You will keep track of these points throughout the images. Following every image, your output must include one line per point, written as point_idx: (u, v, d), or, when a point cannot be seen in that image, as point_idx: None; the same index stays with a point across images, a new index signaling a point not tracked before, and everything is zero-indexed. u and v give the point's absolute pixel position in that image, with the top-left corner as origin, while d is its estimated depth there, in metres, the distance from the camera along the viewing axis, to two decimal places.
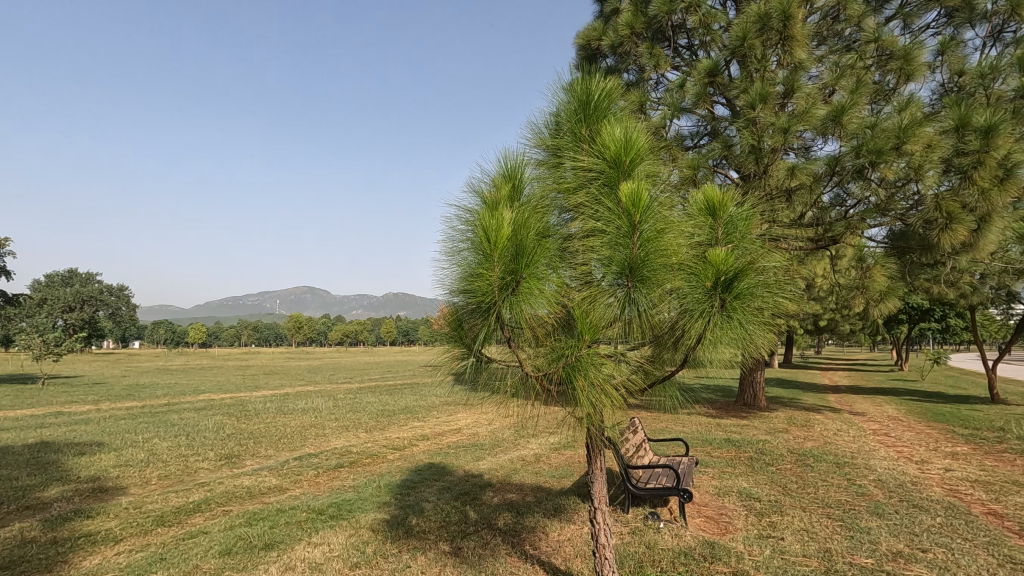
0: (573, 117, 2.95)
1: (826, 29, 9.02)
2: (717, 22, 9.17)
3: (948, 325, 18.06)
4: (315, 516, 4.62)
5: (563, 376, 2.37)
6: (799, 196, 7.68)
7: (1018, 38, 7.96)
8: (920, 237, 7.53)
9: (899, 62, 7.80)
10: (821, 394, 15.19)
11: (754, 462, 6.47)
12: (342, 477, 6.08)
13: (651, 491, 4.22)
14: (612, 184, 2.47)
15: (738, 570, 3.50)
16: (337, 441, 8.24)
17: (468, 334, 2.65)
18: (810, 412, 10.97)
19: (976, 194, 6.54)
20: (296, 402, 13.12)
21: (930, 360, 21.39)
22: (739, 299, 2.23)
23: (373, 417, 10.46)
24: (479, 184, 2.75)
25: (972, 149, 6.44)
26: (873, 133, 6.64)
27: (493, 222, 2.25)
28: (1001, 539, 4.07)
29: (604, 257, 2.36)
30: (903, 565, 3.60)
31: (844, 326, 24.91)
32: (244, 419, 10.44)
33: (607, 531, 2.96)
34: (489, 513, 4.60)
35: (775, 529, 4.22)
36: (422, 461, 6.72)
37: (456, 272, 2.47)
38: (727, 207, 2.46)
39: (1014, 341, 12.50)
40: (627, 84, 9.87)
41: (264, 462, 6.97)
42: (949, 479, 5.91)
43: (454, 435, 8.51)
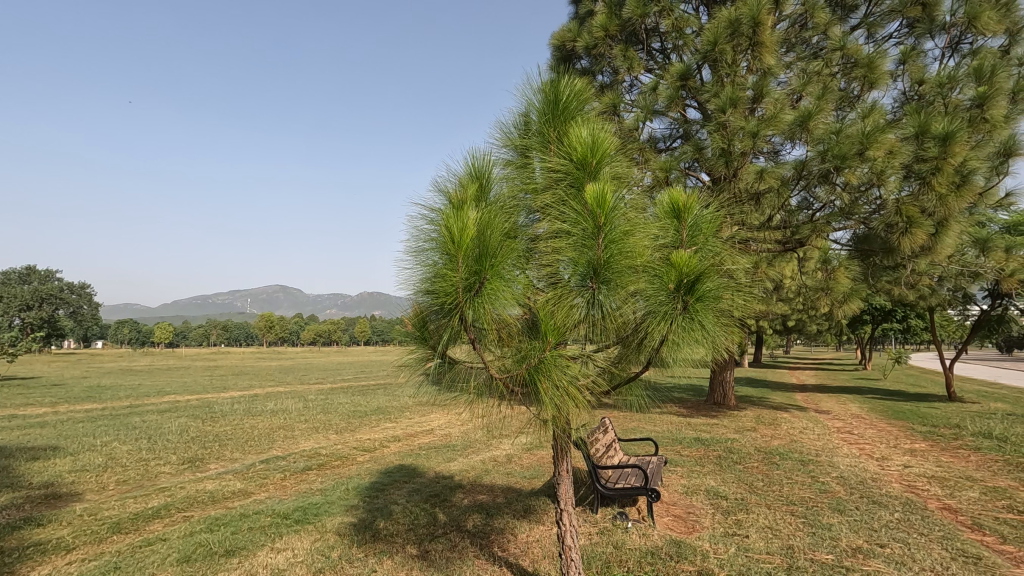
0: (542, 117, 2.94)
1: (794, 36, 9.20)
2: (690, 26, 9.28)
3: (908, 325, 18.69)
4: (279, 521, 4.52)
5: (527, 378, 2.36)
6: (767, 199, 7.84)
7: (975, 50, 8.27)
8: (882, 241, 7.75)
9: (863, 70, 8.02)
10: (788, 393, 15.51)
11: (722, 461, 6.58)
12: (310, 480, 5.96)
13: (620, 491, 4.23)
14: (578, 185, 2.47)
15: (703, 568, 3.53)
16: (305, 443, 8.08)
17: (432, 335, 2.62)
18: (776, 411, 11.24)
19: (934, 199, 6.77)
20: (266, 404, 12.82)
21: (891, 360, 22.10)
22: (701, 301, 2.25)
23: (343, 418, 10.28)
24: (445, 183, 2.73)
25: (931, 156, 6.62)
26: (838, 139, 6.79)
27: (457, 222, 2.22)
28: (955, 533, 4.21)
29: (569, 259, 2.36)
30: (861, 561, 3.68)
31: (810, 326, 25.57)
32: (210, 421, 10.15)
33: (573, 533, 2.96)
34: (458, 515, 4.57)
35: (740, 527, 4.29)
36: (393, 463, 6.65)
37: (420, 273, 2.43)
38: (692, 209, 2.47)
39: (970, 341, 12.96)
40: (601, 86, 9.91)
41: (228, 465, 6.79)
42: (907, 475, 6.11)
43: (426, 436, 8.44)
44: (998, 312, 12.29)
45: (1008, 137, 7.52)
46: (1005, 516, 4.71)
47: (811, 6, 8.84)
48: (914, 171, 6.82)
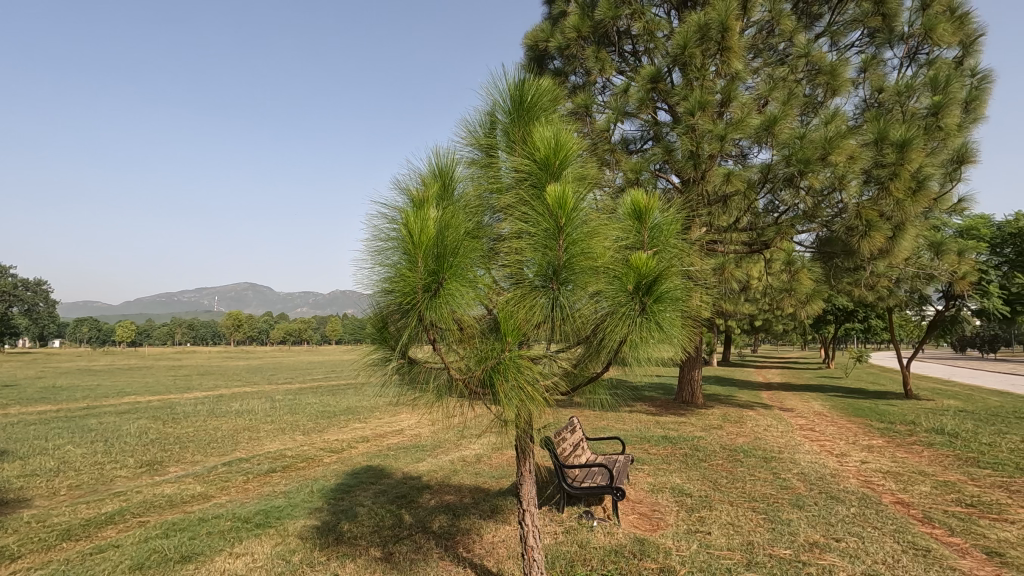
0: (507, 117, 2.93)
1: (761, 42, 9.36)
2: (661, 30, 9.39)
3: (869, 325, 19.34)
4: (239, 525, 4.40)
5: (486, 379, 2.35)
6: (734, 202, 7.99)
7: (931, 60, 8.57)
8: (844, 243, 7.96)
9: (827, 77, 8.25)
10: (755, 391, 15.90)
11: (689, 459, 6.69)
12: (274, 482, 5.84)
13: (586, 490, 4.24)
14: (540, 185, 2.47)
15: (665, 566, 3.57)
16: (271, 445, 7.90)
17: (392, 335, 2.59)
18: (742, 409, 11.49)
19: (892, 204, 7.01)
20: (230, 405, 12.47)
21: (853, 359, 22.84)
22: (658, 302, 2.26)
23: (311, 419, 10.07)
24: (408, 183, 2.72)
25: (890, 162, 6.87)
26: (802, 144, 6.98)
27: (418, 222, 2.19)
28: (906, 527, 4.36)
29: (531, 259, 2.36)
30: (818, 555, 3.78)
31: (777, 326, 26.25)
32: (171, 423, 9.86)
33: (535, 533, 2.97)
34: (424, 516, 4.52)
35: (703, 524, 4.36)
36: (360, 463, 6.55)
37: (380, 273, 2.40)
38: (653, 212, 2.50)
39: (926, 340, 13.45)
40: (574, 87, 9.95)
41: (189, 469, 6.60)
42: (865, 470, 6.31)
43: (396, 436, 8.36)
44: (952, 313, 12.78)
45: (961, 145, 7.86)
46: (954, 509, 4.90)
47: (778, 12, 9.01)
48: (874, 176, 7.06)
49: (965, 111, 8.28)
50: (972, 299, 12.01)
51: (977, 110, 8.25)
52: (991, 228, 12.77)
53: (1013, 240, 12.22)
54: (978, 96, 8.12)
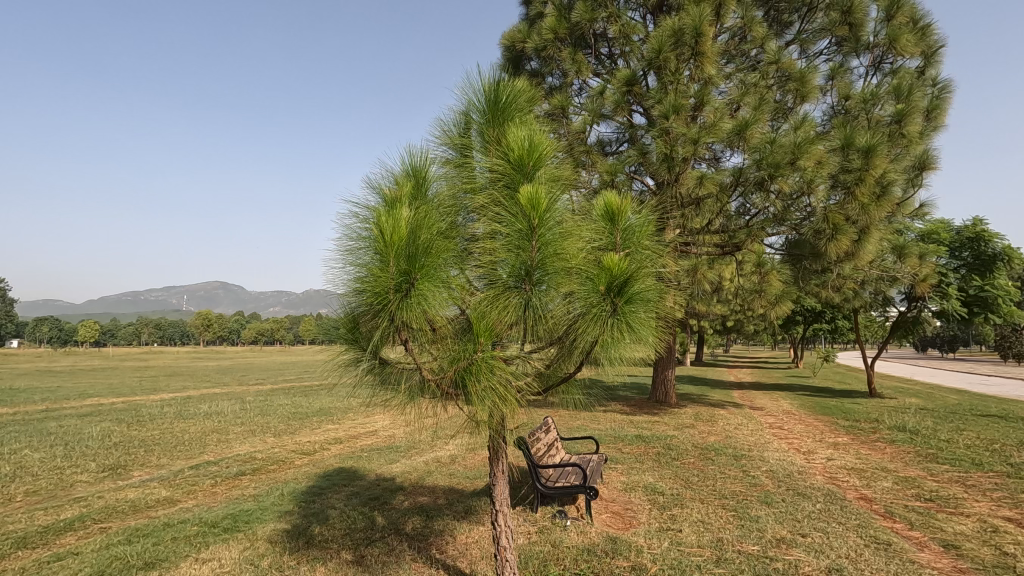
0: (482, 117, 2.92)
1: (733, 48, 9.54)
2: (637, 34, 9.50)
3: (836, 325, 19.87)
4: (207, 530, 4.30)
5: (458, 380, 2.34)
6: (707, 205, 8.12)
7: (895, 70, 8.84)
8: (811, 246, 8.16)
9: (796, 84, 8.44)
10: (727, 390, 16.19)
11: (661, 458, 6.78)
12: (243, 485, 5.71)
13: (560, 490, 4.26)
14: (514, 185, 2.47)
15: (637, 564, 3.60)
16: (240, 447, 7.73)
17: (364, 335, 2.56)
18: (714, 408, 11.69)
19: (858, 208, 7.22)
20: (199, 406, 12.16)
21: (820, 359, 23.45)
22: (630, 303, 2.29)
23: (282, 421, 9.88)
24: (381, 182, 2.69)
25: (856, 167, 7.07)
26: (772, 148, 7.14)
27: (390, 222, 2.17)
28: (868, 521, 4.49)
29: (504, 259, 2.35)
30: (784, 550, 3.87)
31: (748, 326, 26.78)
32: (136, 425, 9.57)
33: (508, 534, 2.97)
34: (398, 518, 4.48)
35: (675, 522, 4.42)
36: (332, 466, 6.46)
37: (352, 274, 2.37)
38: (625, 214, 2.52)
39: (889, 340, 13.88)
40: (551, 88, 10.00)
41: (154, 472, 6.42)
42: (831, 467, 6.48)
43: (369, 438, 8.26)
44: (913, 314, 13.23)
45: (922, 152, 8.14)
46: (914, 504, 5.07)
47: (750, 20, 9.19)
48: (840, 181, 7.26)
49: (927, 119, 8.58)
50: (933, 301, 12.46)
51: (937, 118, 8.55)
52: (951, 232, 13.25)
53: (971, 244, 12.75)
54: (938, 105, 8.42)
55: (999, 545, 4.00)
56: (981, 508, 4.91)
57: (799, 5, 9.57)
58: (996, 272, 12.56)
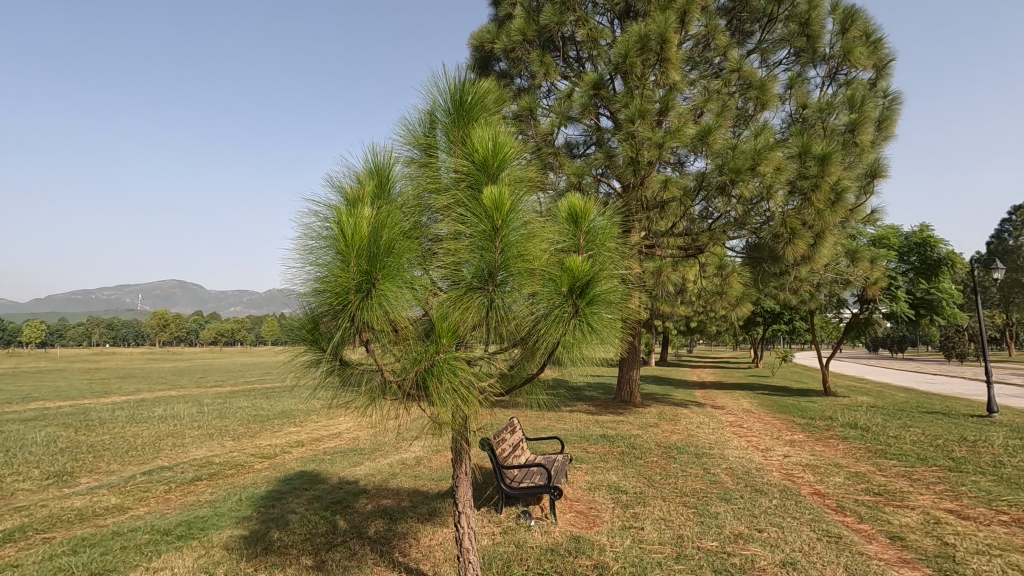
0: (447, 117, 2.90)
1: (697, 55, 9.77)
2: (604, 38, 9.63)
3: (794, 326, 20.55)
4: (158, 538, 4.14)
5: (420, 381, 2.32)
6: (671, 208, 8.27)
7: (849, 81, 9.21)
8: (770, 250, 8.43)
9: (757, 92, 8.69)
10: (689, 390, 16.55)
11: (625, 457, 6.88)
12: (199, 491, 5.52)
13: (524, 490, 4.27)
14: (478, 186, 2.47)
15: (600, 563, 3.64)
16: (196, 452, 7.47)
17: (323, 336, 2.51)
18: (678, 407, 11.93)
19: (814, 214, 7.50)
20: (153, 409, 11.70)
21: (779, 359, 24.20)
22: (591, 305, 2.31)
23: (241, 424, 9.60)
24: (343, 180, 2.66)
25: (812, 174, 7.33)
26: (734, 154, 7.33)
27: (351, 221, 2.14)
28: (821, 516, 4.66)
29: (468, 260, 2.35)
30: (741, 546, 3.97)
31: (711, 327, 27.44)
32: (84, 430, 9.15)
33: (471, 536, 2.96)
34: (360, 522, 4.41)
35: (637, 520, 4.49)
36: (294, 469, 6.32)
37: (312, 274, 2.33)
38: (589, 215, 2.54)
39: (843, 341, 14.43)
40: (519, 90, 10.03)
41: (103, 479, 6.14)
42: (787, 464, 6.70)
43: (332, 440, 8.12)
44: (865, 315, 13.78)
45: (873, 161, 8.51)
46: (863, 498, 5.29)
47: (713, 28, 9.43)
48: (798, 187, 7.51)
49: (878, 129, 8.96)
50: (883, 303, 13.03)
51: (887, 129, 8.95)
52: (900, 237, 13.89)
53: (918, 249, 13.41)
54: (889, 116, 8.81)
55: (940, 536, 4.21)
56: (925, 501, 5.16)
57: (760, 15, 9.85)
58: (941, 276, 13.21)
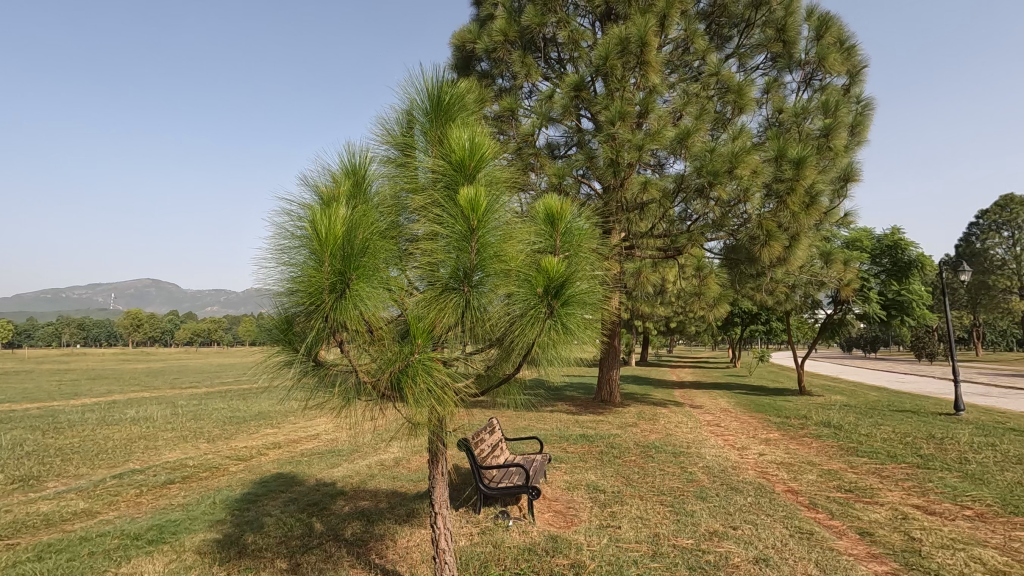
0: (424, 117, 2.89)
1: (677, 58, 9.87)
2: (585, 40, 9.69)
3: (771, 327, 20.93)
4: (128, 543, 4.05)
5: (394, 383, 2.31)
6: (650, 209, 8.35)
7: (824, 86, 9.39)
8: (746, 251, 8.57)
9: (735, 95, 8.82)
10: (668, 389, 16.72)
11: (604, 456, 6.93)
12: (171, 495, 5.42)
13: (502, 490, 4.27)
14: (454, 187, 2.47)
15: (576, 562, 3.66)
16: (169, 454, 7.33)
17: (297, 335, 2.49)
18: (658, 407, 12.05)
19: (789, 216, 7.65)
20: (124, 411, 11.43)
21: (756, 359, 24.60)
22: (566, 305, 2.33)
23: (217, 425, 9.44)
24: (319, 179, 2.65)
25: (787, 177, 7.46)
26: (711, 156, 7.43)
27: (325, 221, 2.13)
28: (794, 513, 4.75)
29: (444, 260, 2.35)
30: (716, 543, 4.03)
31: (690, 327, 27.76)
32: (52, 433, 8.90)
33: (447, 536, 2.95)
34: (336, 524, 4.37)
35: (615, 519, 4.53)
36: (270, 471, 6.23)
37: (285, 274, 2.30)
38: (565, 217, 2.56)
39: (818, 341, 14.72)
40: (501, 90, 10.04)
41: (71, 483, 5.99)
42: (762, 462, 6.82)
43: (310, 442, 8.04)
44: (839, 316, 14.08)
45: (847, 165, 8.70)
46: (835, 495, 5.40)
47: (692, 32, 9.53)
48: (773, 190, 7.65)
49: (851, 134, 9.17)
50: (856, 304, 13.34)
51: (860, 134, 9.17)
52: (873, 240, 14.23)
53: (889, 251, 13.78)
54: (862, 121, 9.02)
55: (908, 531, 4.32)
56: (894, 497, 5.29)
57: (738, 20, 10.00)
58: (912, 278, 13.56)
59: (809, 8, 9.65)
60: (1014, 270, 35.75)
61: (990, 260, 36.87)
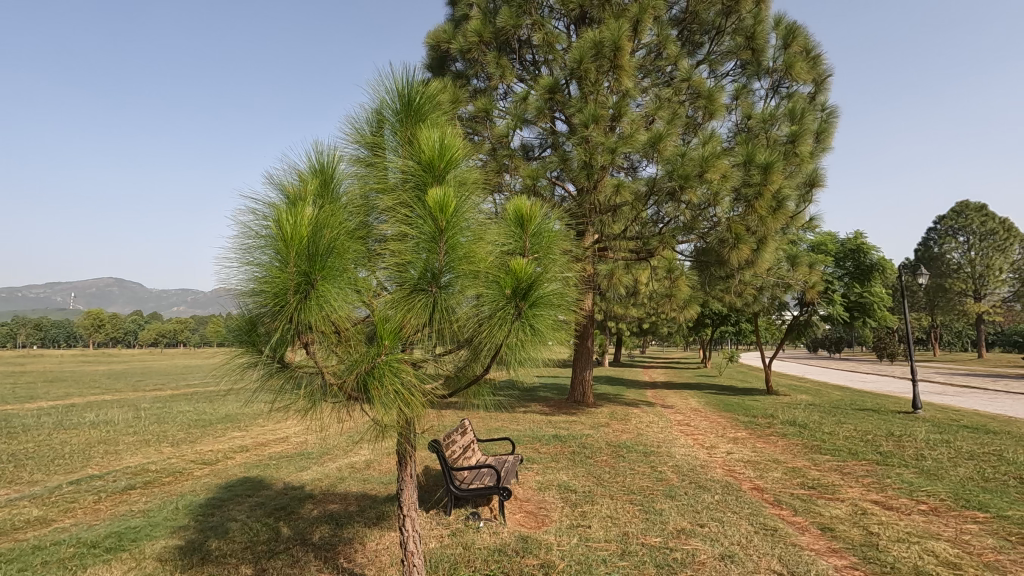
0: (394, 117, 2.87)
1: (650, 63, 10.00)
2: (559, 43, 9.75)
3: (740, 328, 21.41)
4: (84, 551, 3.91)
5: (360, 385, 2.29)
6: (623, 212, 8.44)
7: (790, 94, 9.64)
8: (716, 254, 8.75)
9: (705, 101, 8.98)
10: (641, 390, 16.94)
11: (576, 456, 6.98)
12: (132, 501, 5.25)
13: (473, 491, 4.27)
14: (423, 188, 2.46)
15: (545, 562, 3.68)
16: (131, 459, 7.10)
17: (262, 336, 2.44)
18: (630, 407, 12.20)
19: (756, 220, 7.84)
20: (83, 415, 11.02)
21: (726, 359, 25.11)
22: (533, 307, 2.34)
23: (181, 429, 9.18)
24: (285, 178, 2.61)
25: (755, 182, 7.63)
26: (682, 161, 7.54)
27: (291, 220, 2.10)
28: (759, 509, 4.86)
29: (412, 261, 2.34)
30: (683, 541, 4.10)
31: (663, 328, 28.19)
32: (4, 438, 8.53)
33: (416, 539, 2.94)
34: (304, 528, 4.30)
35: (585, 518, 4.57)
36: (236, 475, 6.10)
37: (248, 274, 2.27)
38: (535, 219, 2.57)
39: (785, 341, 15.10)
40: (476, 91, 10.03)
41: (24, 490, 5.75)
42: (729, 461, 6.96)
43: (279, 445, 7.89)
44: (805, 317, 14.47)
45: (812, 170, 8.95)
46: (798, 492, 5.54)
47: (664, 38, 9.69)
48: (742, 195, 7.81)
49: (816, 141, 9.44)
50: (821, 306, 13.76)
51: (825, 141, 9.45)
52: (836, 243, 14.68)
53: (852, 255, 14.21)
54: (826, 129, 9.30)
55: (866, 526, 4.47)
56: (855, 494, 5.46)
57: (709, 27, 10.19)
58: (873, 281, 14.00)
59: (777, 18, 9.90)
60: (969, 273, 37.27)
61: (947, 265, 38.37)
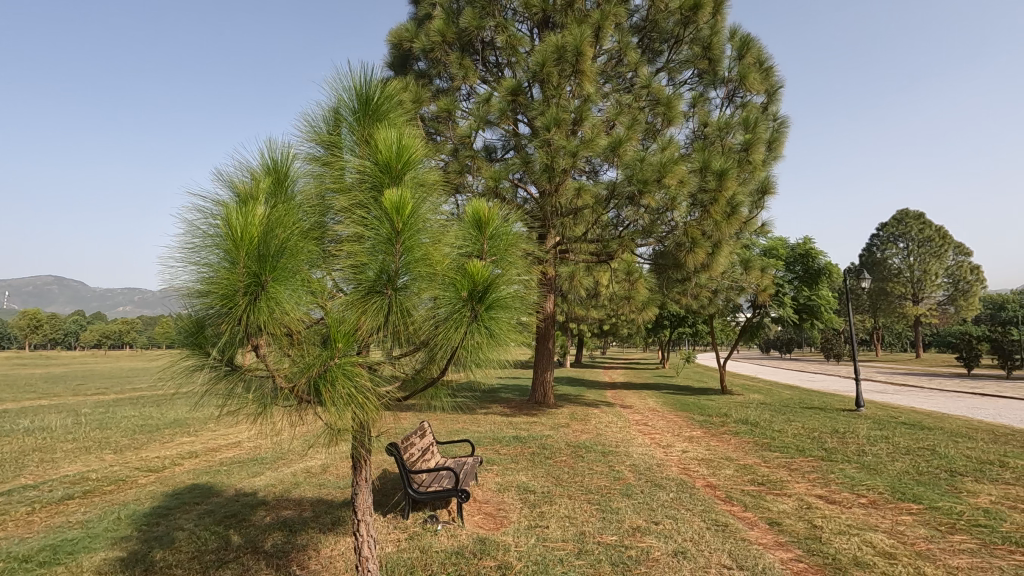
0: (352, 116, 2.83)
1: (611, 69, 10.18)
2: (522, 46, 9.79)
3: (696, 329, 22.00)
4: (16, 566, 3.70)
5: (313, 388, 2.25)
6: (584, 215, 8.53)
7: (744, 103, 9.97)
8: (673, 257, 8.99)
9: (664, 108, 9.17)
10: (601, 390, 17.19)
11: (536, 457, 7.02)
12: (70, 511, 4.99)
13: (431, 495, 4.23)
14: (380, 189, 2.44)
15: (503, 563, 3.69)
16: (69, 468, 6.74)
17: (209, 338, 2.36)
18: (590, 407, 12.37)
19: (711, 224, 8.08)
20: (17, 421, 10.37)
21: (683, 359, 25.75)
22: (489, 309, 2.35)
23: (125, 435, 8.76)
24: (237, 176, 2.56)
25: (710, 188, 7.83)
26: (641, 165, 7.69)
27: (242, 219, 2.04)
28: (711, 506, 5.01)
29: (369, 262, 2.31)
30: (638, 538, 4.19)
31: (623, 329, 28.67)
32: None
33: (370, 543, 2.90)
34: (256, 535, 4.18)
35: (543, 518, 4.61)
36: (184, 482, 5.87)
37: (195, 274, 2.19)
38: (493, 221, 2.57)
39: (738, 342, 15.59)
40: (438, 91, 9.96)
41: None
42: (685, 459, 7.14)
43: (230, 450, 7.62)
44: (757, 319, 14.97)
45: (764, 177, 9.29)
46: (749, 488, 5.74)
47: (625, 45, 9.86)
48: (698, 200, 8.02)
49: (768, 149, 9.80)
50: (773, 308, 14.26)
51: (776, 149, 9.81)
52: (787, 248, 15.25)
53: (802, 259, 14.78)
54: (777, 139, 9.67)
55: (811, 519, 4.67)
56: (801, 489, 5.68)
57: (668, 36, 10.42)
58: (821, 284, 14.61)
59: (733, 30, 10.22)
60: (908, 278, 39.38)
61: (888, 269, 40.40)
